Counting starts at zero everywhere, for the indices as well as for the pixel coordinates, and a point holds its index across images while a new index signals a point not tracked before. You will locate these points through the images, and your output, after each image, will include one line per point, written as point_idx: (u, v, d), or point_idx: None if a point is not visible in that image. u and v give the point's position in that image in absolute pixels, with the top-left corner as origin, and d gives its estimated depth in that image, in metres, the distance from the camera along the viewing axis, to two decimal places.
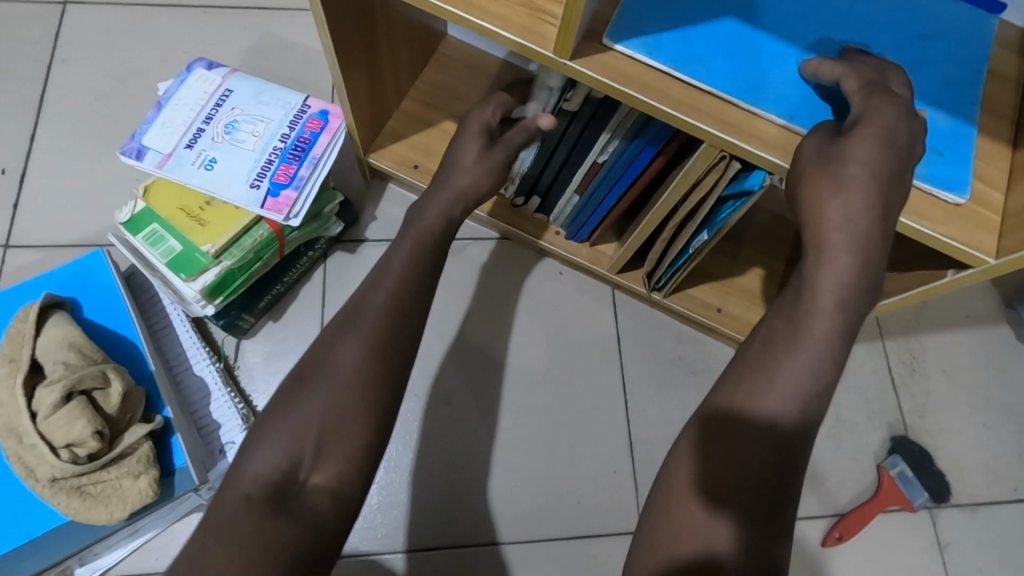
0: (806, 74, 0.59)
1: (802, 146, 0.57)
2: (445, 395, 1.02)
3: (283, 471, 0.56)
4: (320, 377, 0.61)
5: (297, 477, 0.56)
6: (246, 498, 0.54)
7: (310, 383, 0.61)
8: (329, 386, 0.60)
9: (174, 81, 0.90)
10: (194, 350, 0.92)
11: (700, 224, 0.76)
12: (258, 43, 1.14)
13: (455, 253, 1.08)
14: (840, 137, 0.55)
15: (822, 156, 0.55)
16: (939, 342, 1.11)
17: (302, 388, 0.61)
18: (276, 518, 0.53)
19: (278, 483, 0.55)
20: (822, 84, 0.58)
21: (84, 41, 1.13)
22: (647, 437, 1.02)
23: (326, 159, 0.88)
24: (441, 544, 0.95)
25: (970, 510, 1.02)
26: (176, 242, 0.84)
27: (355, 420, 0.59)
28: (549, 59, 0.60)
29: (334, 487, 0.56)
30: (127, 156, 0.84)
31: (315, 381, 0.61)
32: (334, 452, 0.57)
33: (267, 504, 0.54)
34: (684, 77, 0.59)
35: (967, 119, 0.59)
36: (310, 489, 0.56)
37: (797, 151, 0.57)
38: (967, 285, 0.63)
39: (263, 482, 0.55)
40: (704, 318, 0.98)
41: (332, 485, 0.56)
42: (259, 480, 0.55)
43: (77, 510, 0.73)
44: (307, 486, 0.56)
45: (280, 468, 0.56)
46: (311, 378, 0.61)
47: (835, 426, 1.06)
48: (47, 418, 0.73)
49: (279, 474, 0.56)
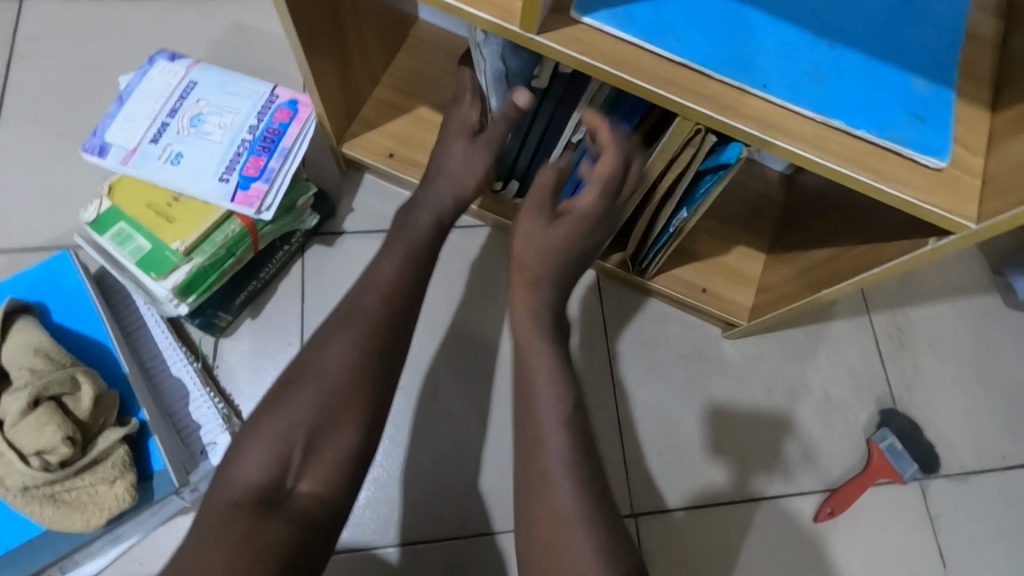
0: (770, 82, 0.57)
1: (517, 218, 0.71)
2: (430, 384, 1.00)
3: (272, 478, 0.56)
4: (306, 384, 0.60)
5: (285, 483, 0.56)
6: (233, 503, 0.54)
7: (300, 382, 0.60)
8: (314, 393, 0.59)
9: (136, 73, 0.87)
10: (171, 351, 0.91)
11: (679, 202, 0.74)
12: (225, 33, 1.11)
13: (445, 248, 1.06)
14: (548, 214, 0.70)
15: (534, 229, 0.69)
16: (927, 313, 1.10)
17: (285, 396, 0.60)
18: (268, 526, 0.53)
19: (265, 492, 0.56)
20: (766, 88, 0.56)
21: (46, 35, 1.09)
22: (634, 420, 1.03)
23: (296, 149, 0.86)
24: (433, 535, 0.94)
25: (959, 480, 1.03)
26: (145, 241, 0.82)
27: (348, 429, 0.60)
28: (517, 35, 0.58)
29: (321, 494, 0.57)
30: (90, 153, 0.82)
31: (306, 381, 0.60)
32: (324, 457, 0.58)
33: (254, 508, 0.54)
34: (656, 50, 0.57)
35: (947, 83, 0.57)
36: (299, 495, 0.56)
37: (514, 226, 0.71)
38: (952, 251, 0.61)
39: (253, 488, 0.55)
40: (689, 298, 0.98)
41: (320, 491, 0.57)
42: (248, 487, 0.55)
43: (52, 518, 0.71)
44: (296, 493, 0.57)
45: (269, 474, 0.56)
46: (296, 385, 0.60)
47: (824, 405, 1.06)
48: (15, 426, 0.71)
49: (268, 481, 0.56)
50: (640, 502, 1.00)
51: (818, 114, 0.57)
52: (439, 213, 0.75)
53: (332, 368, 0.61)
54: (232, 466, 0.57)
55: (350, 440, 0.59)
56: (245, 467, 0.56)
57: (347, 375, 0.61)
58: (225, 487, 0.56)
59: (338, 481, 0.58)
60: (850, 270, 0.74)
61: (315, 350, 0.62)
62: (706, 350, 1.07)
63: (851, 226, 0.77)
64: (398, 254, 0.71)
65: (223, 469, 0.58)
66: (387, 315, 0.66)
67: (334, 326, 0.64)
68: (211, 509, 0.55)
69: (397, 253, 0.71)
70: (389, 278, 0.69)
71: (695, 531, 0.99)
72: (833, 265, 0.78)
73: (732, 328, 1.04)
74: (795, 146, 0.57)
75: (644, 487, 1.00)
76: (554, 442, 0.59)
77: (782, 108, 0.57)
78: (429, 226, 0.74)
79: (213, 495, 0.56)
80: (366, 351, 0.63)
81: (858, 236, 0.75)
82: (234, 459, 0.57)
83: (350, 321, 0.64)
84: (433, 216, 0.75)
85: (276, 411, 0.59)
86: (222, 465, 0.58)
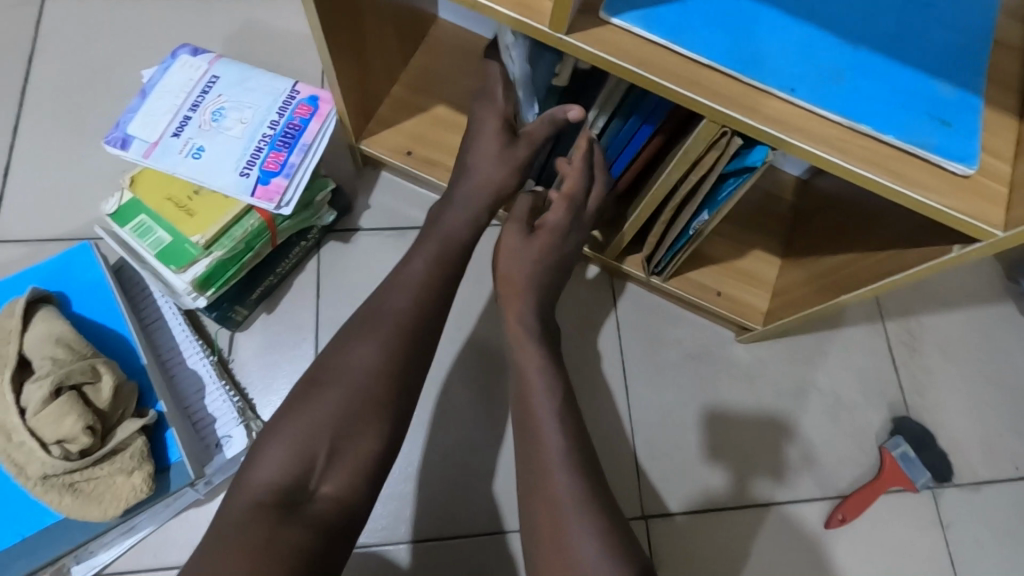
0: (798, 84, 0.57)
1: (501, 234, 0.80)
2: (443, 382, 1.00)
3: (293, 479, 0.57)
4: (327, 388, 0.61)
5: (307, 486, 0.57)
6: (257, 504, 0.55)
7: (322, 386, 0.61)
8: (341, 395, 0.60)
9: (158, 68, 0.88)
10: (187, 343, 0.91)
11: (700, 205, 0.74)
12: (244, 29, 1.12)
13: (479, 250, 1.06)
14: (527, 229, 0.78)
15: (515, 244, 0.78)
16: (940, 320, 1.10)
17: (311, 398, 0.60)
18: (289, 530, 0.53)
19: (287, 492, 0.56)
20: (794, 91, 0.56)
21: (66, 29, 1.10)
22: (646, 423, 1.03)
23: (316, 145, 0.86)
24: (443, 533, 0.94)
25: (971, 488, 1.02)
26: (166, 234, 0.83)
27: (368, 429, 0.60)
28: (545, 34, 0.58)
29: (341, 497, 0.58)
30: (113, 146, 0.83)
31: (330, 385, 0.61)
32: (344, 464, 0.58)
33: (277, 511, 0.54)
34: (684, 52, 0.57)
35: (974, 89, 0.57)
36: (321, 499, 0.57)
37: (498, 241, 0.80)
38: (975, 259, 0.61)
39: (274, 488, 0.56)
40: (705, 302, 0.98)
41: (342, 496, 0.58)
42: (270, 488, 0.56)
43: (70, 507, 0.72)
44: (319, 495, 0.57)
45: (290, 476, 0.57)
46: (319, 387, 0.61)
47: (836, 409, 1.05)
48: (35, 414, 0.71)
49: (290, 481, 0.56)
50: (649, 504, 1.00)
51: (844, 118, 0.56)
52: (465, 214, 0.75)
53: (355, 370, 0.62)
54: (252, 469, 0.57)
55: (372, 445, 0.60)
56: (264, 470, 0.57)
57: (367, 376, 0.62)
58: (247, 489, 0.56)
59: (357, 486, 0.59)
60: (869, 275, 0.74)
61: (339, 353, 0.63)
62: (718, 354, 1.07)
63: (869, 230, 0.77)
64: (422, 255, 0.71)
65: (242, 471, 0.58)
66: (407, 313, 0.66)
67: (359, 329, 0.65)
68: (233, 513, 0.54)
69: (424, 255, 0.71)
70: (409, 276, 0.69)
71: (705, 535, 0.99)
72: (851, 270, 0.78)
73: (745, 331, 1.04)
74: (823, 152, 0.56)
75: (654, 490, 1.00)
76: (553, 441, 0.65)
77: (808, 111, 0.57)
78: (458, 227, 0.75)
79: (232, 498, 0.56)
80: (388, 353, 0.63)
81: (877, 241, 0.75)
82: (256, 460, 0.58)
83: (371, 322, 0.65)
84: (466, 220, 0.75)
85: (298, 413, 0.60)
86: (244, 466, 0.58)
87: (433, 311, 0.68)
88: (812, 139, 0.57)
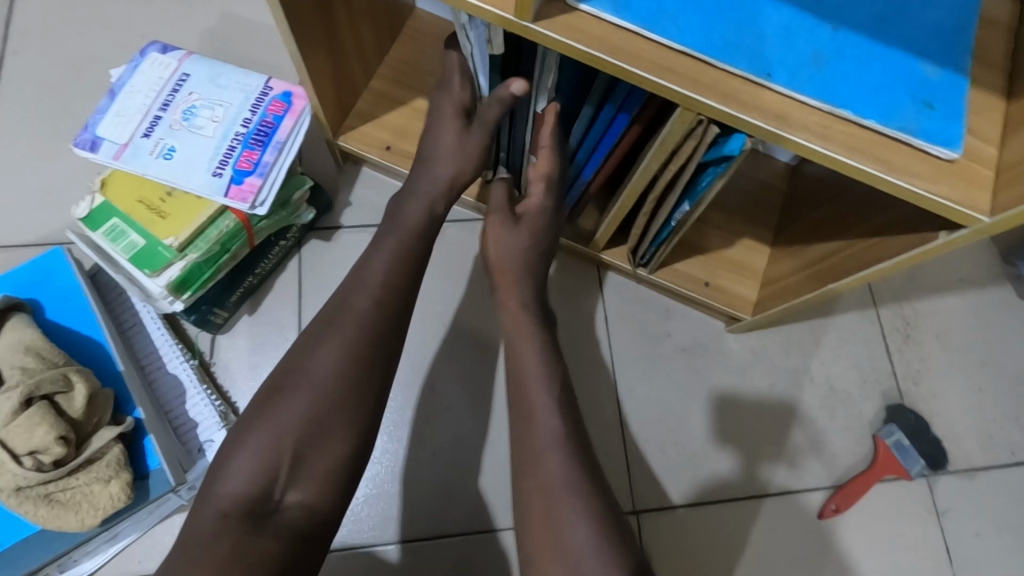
0: (774, 68, 0.55)
1: (485, 227, 0.82)
2: (429, 383, 0.99)
3: (260, 488, 0.55)
4: (293, 394, 0.59)
5: (273, 495, 0.56)
6: (222, 515, 0.54)
7: (288, 391, 0.59)
8: (308, 401, 0.59)
9: (127, 66, 0.86)
10: (167, 348, 0.90)
11: (681, 195, 0.72)
12: (218, 25, 1.09)
13: (443, 241, 1.04)
14: (510, 218, 0.81)
15: (502, 233, 0.80)
16: (935, 305, 1.08)
17: (272, 405, 0.59)
18: (261, 541, 0.52)
19: (256, 502, 0.55)
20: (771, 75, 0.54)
21: (36, 29, 1.07)
22: (634, 417, 1.02)
23: (291, 143, 0.84)
24: (431, 534, 0.93)
25: (967, 476, 1.01)
26: (139, 237, 0.81)
27: (336, 433, 0.59)
28: (512, 24, 0.56)
29: (311, 504, 0.57)
30: (82, 148, 0.81)
31: (294, 391, 0.60)
32: (312, 471, 0.57)
33: (241, 522, 0.53)
34: (655, 38, 0.55)
35: (958, 69, 0.55)
36: (287, 506, 0.56)
37: (483, 233, 0.82)
38: (963, 245, 0.59)
39: (240, 499, 0.55)
40: (692, 292, 0.97)
41: (311, 502, 0.57)
42: (235, 498, 0.55)
43: (47, 518, 0.71)
44: (286, 504, 0.56)
45: (255, 485, 0.55)
46: (284, 393, 0.60)
47: (829, 396, 1.04)
48: (7, 426, 0.70)
49: (256, 491, 0.55)
50: (639, 499, 0.98)
51: (823, 103, 0.54)
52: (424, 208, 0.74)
53: (321, 374, 0.60)
54: (217, 480, 0.56)
55: (339, 450, 0.59)
56: (232, 480, 0.56)
57: (338, 379, 0.60)
58: (212, 500, 0.55)
59: (327, 492, 0.58)
60: (856, 264, 0.72)
61: (307, 357, 0.61)
62: (709, 345, 1.05)
63: (856, 219, 0.75)
64: (391, 252, 0.70)
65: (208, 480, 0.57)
66: (377, 313, 0.65)
67: (318, 332, 0.63)
68: (199, 523, 0.54)
69: (390, 253, 0.69)
70: (382, 276, 0.67)
71: (697, 528, 0.98)
72: (840, 258, 0.76)
73: (735, 322, 1.02)
74: (803, 139, 0.54)
75: (645, 484, 0.99)
76: (547, 446, 0.62)
77: (786, 97, 0.55)
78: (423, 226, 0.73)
79: (198, 512, 0.55)
80: (356, 356, 0.62)
81: (864, 230, 0.73)
82: (221, 471, 0.57)
83: (342, 325, 0.63)
84: (422, 212, 0.75)
85: (268, 421, 0.58)
86: (209, 476, 0.57)
87: (398, 310, 0.66)
88: (791, 126, 0.55)
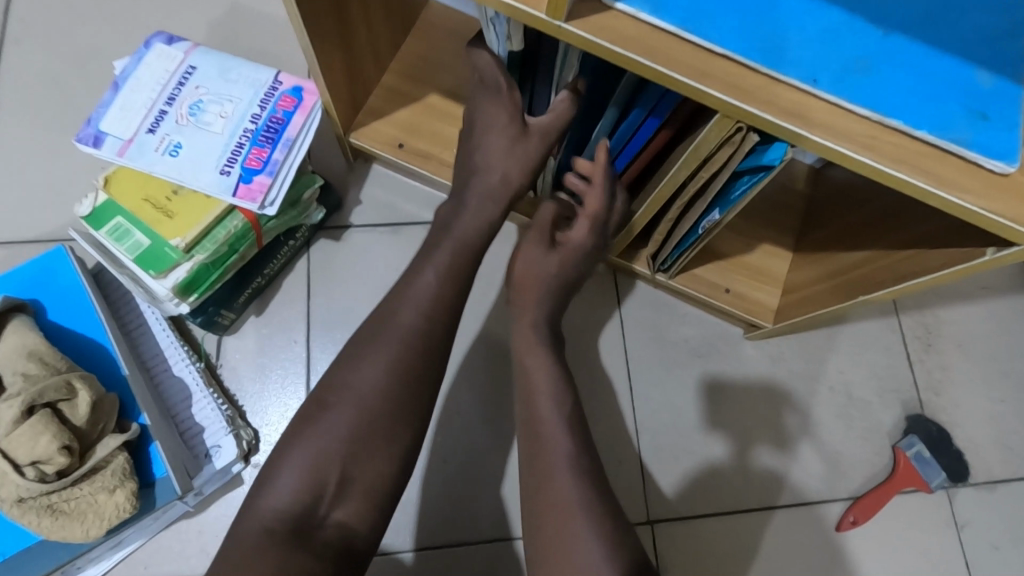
0: (820, 73, 0.51)
1: (520, 244, 0.77)
2: (447, 388, 0.97)
3: (305, 505, 0.54)
4: (339, 409, 0.57)
5: (318, 511, 0.54)
6: (268, 531, 0.53)
7: (335, 405, 0.58)
8: (358, 414, 0.57)
9: (132, 58, 0.82)
10: (173, 350, 0.87)
11: (711, 203, 0.70)
12: (224, 14, 1.05)
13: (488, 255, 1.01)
14: (548, 240, 0.76)
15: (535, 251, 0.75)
16: (957, 313, 1.06)
17: (322, 420, 0.57)
18: (298, 558, 0.51)
19: (298, 519, 0.54)
20: (817, 81, 0.51)
21: (36, 17, 1.04)
22: (651, 425, 0.99)
23: (301, 141, 0.81)
24: (442, 542, 0.91)
25: (987, 488, 0.99)
26: (143, 236, 0.78)
27: (382, 450, 0.57)
28: (541, 22, 0.53)
29: (350, 524, 0.55)
30: (85, 143, 0.77)
31: (343, 407, 0.58)
32: (358, 488, 0.56)
33: (288, 540, 0.52)
34: (694, 40, 0.52)
35: (1014, 78, 0.52)
36: (330, 524, 0.54)
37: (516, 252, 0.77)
38: (1012, 263, 0.56)
39: (284, 515, 0.54)
40: (711, 299, 0.94)
41: (351, 521, 0.55)
42: (281, 514, 0.54)
43: (50, 529, 0.69)
44: (328, 521, 0.55)
45: (302, 502, 0.54)
46: (331, 410, 0.57)
47: (847, 405, 1.02)
48: (8, 435, 0.68)
49: (300, 508, 0.54)
50: (655, 508, 0.96)
51: (873, 113, 0.51)
52: (478, 221, 0.70)
53: (367, 391, 0.58)
54: (263, 493, 0.55)
55: (385, 468, 0.57)
56: (278, 496, 0.54)
57: (357, 390, 0.58)
58: (259, 512, 0.54)
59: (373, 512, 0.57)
60: (890, 277, 0.70)
61: (354, 372, 0.59)
62: (727, 352, 1.03)
63: (887, 228, 0.72)
64: (448, 266, 0.66)
65: (254, 493, 0.56)
66: (428, 328, 0.62)
67: (361, 345, 0.61)
68: (245, 541, 0.52)
69: (437, 266, 0.66)
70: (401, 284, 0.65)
71: (711, 538, 0.96)
72: (869, 269, 0.73)
73: (754, 329, 0.99)
74: (850, 150, 0.51)
75: (660, 493, 0.97)
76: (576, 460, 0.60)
77: (833, 104, 0.52)
78: (470, 230, 0.70)
79: (242, 522, 0.54)
80: (373, 367, 0.59)
81: (895, 240, 0.70)
82: (268, 484, 0.55)
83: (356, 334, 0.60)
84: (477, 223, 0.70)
85: (304, 437, 0.56)
86: (257, 486, 0.56)
87: (450, 324, 0.64)
88: (838, 136, 0.51)
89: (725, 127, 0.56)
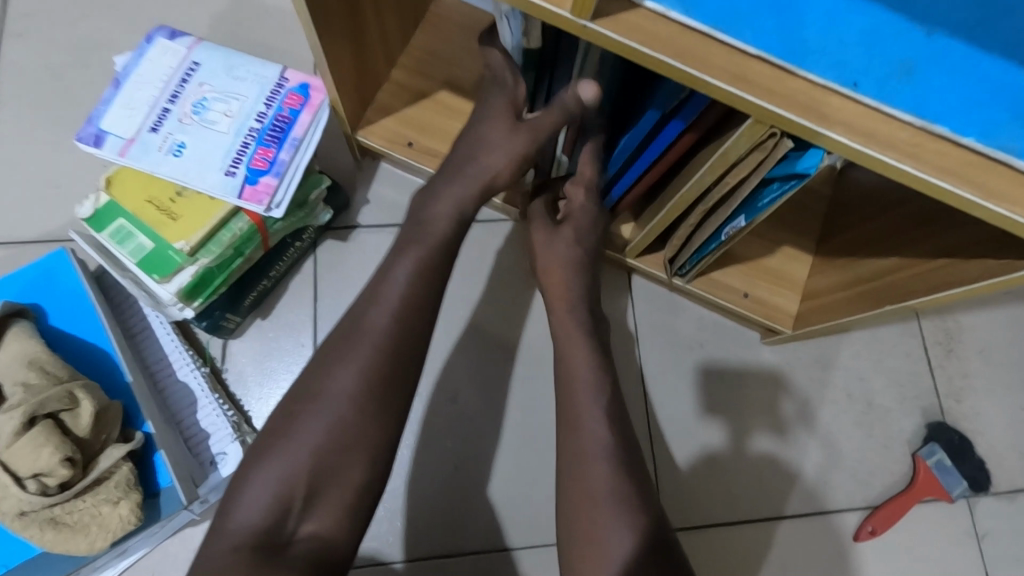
0: (861, 75, 0.48)
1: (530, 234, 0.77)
2: (452, 393, 0.94)
3: (272, 520, 0.53)
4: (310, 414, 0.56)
5: (285, 526, 0.53)
6: (233, 550, 0.51)
7: (301, 415, 0.56)
8: (326, 425, 0.55)
9: (134, 54, 0.80)
10: (177, 354, 0.85)
11: (737, 209, 0.67)
12: (228, 6, 1.02)
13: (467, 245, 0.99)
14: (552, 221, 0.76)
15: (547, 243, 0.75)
16: (980, 318, 1.03)
17: (293, 428, 0.55)
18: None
19: (265, 536, 0.52)
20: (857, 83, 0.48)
21: (38, 9, 1.01)
22: (661, 431, 0.97)
23: (308, 140, 0.78)
24: (436, 551, 0.90)
25: (1008, 497, 0.97)
26: (146, 239, 0.76)
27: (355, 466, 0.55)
28: (566, 21, 0.50)
29: (327, 537, 0.54)
30: (85, 143, 0.75)
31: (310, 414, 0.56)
32: (328, 502, 0.54)
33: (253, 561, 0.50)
34: (727, 40, 0.49)
35: None
36: (302, 539, 0.53)
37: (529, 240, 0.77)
38: None
39: (252, 532, 0.52)
40: (731, 304, 0.92)
41: (323, 534, 0.54)
42: (248, 533, 0.52)
43: (53, 542, 0.67)
44: (298, 535, 0.53)
45: (269, 517, 0.53)
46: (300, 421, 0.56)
47: (866, 413, 0.99)
48: (9, 447, 0.66)
49: (267, 525, 0.52)
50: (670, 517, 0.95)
51: (916, 118, 0.48)
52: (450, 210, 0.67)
53: (338, 394, 0.56)
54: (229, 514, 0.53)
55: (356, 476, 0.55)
56: (246, 513, 0.53)
57: (350, 404, 0.56)
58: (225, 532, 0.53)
59: (345, 521, 0.55)
60: (923, 287, 0.66)
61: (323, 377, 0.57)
62: (744, 358, 1.00)
63: (919, 236, 0.69)
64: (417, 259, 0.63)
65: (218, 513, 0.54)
66: (396, 329, 0.59)
67: (330, 352, 0.58)
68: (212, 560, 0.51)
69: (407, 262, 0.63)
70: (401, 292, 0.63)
71: (724, 547, 0.94)
72: (900, 278, 0.70)
73: (772, 334, 0.97)
74: (890, 158, 0.49)
75: (673, 501, 0.95)
76: (584, 478, 0.58)
77: (873, 109, 0.49)
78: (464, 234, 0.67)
79: (211, 544, 0.52)
80: (376, 377, 0.57)
81: (926, 249, 0.68)
82: (234, 503, 0.54)
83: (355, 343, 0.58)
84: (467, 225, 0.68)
85: (275, 452, 0.54)
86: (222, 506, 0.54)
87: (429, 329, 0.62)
88: (879, 144, 0.49)
89: (756, 132, 0.54)
